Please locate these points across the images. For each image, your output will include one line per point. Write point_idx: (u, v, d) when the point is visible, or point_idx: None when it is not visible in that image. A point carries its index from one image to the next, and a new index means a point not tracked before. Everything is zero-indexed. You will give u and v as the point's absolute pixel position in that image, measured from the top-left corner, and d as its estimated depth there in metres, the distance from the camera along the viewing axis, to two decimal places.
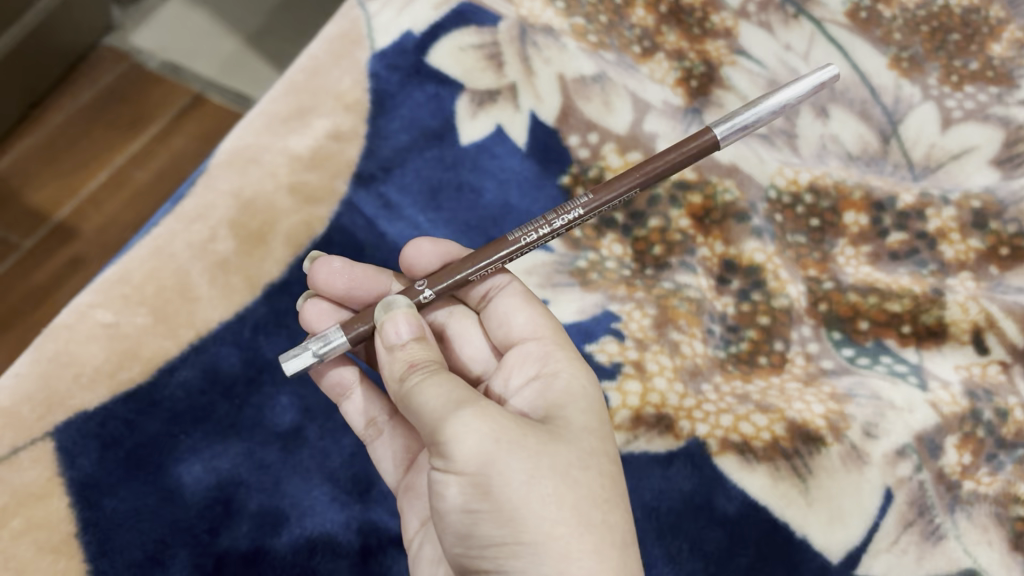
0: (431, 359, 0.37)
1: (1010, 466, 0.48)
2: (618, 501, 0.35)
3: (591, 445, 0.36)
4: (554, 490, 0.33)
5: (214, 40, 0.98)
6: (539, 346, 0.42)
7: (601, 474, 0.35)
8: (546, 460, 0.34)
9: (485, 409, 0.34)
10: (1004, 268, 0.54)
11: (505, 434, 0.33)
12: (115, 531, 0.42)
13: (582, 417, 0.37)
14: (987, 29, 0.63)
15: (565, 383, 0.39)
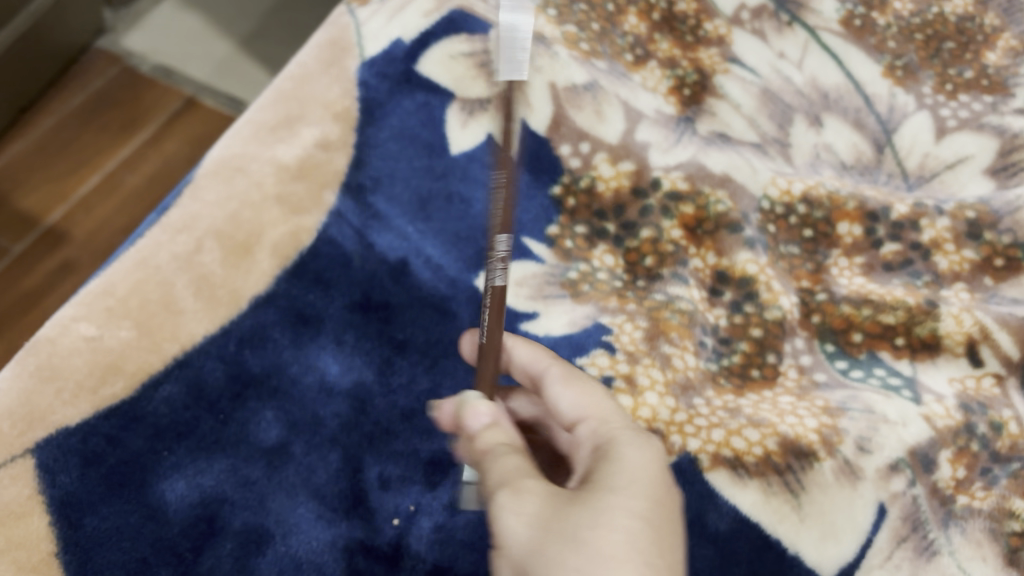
0: (503, 443, 0.33)
1: (1005, 480, 0.48)
2: (655, 568, 0.28)
3: (626, 506, 0.30)
4: (566, 564, 0.28)
5: (208, 44, 1.00)
6: (590, 428, 0.36)
7: (628, 535, 0.29)
8: (557, 529, 0.29)
9: (529, 486, 0.31)
10: (998, 279, 0.54)
11: (525, 510, 0.30)
12: (97, 551, 0.41)
13: (624, 476, 0.31)
14: (982, 38, 0.64)
15: (612, 448, 0.33)
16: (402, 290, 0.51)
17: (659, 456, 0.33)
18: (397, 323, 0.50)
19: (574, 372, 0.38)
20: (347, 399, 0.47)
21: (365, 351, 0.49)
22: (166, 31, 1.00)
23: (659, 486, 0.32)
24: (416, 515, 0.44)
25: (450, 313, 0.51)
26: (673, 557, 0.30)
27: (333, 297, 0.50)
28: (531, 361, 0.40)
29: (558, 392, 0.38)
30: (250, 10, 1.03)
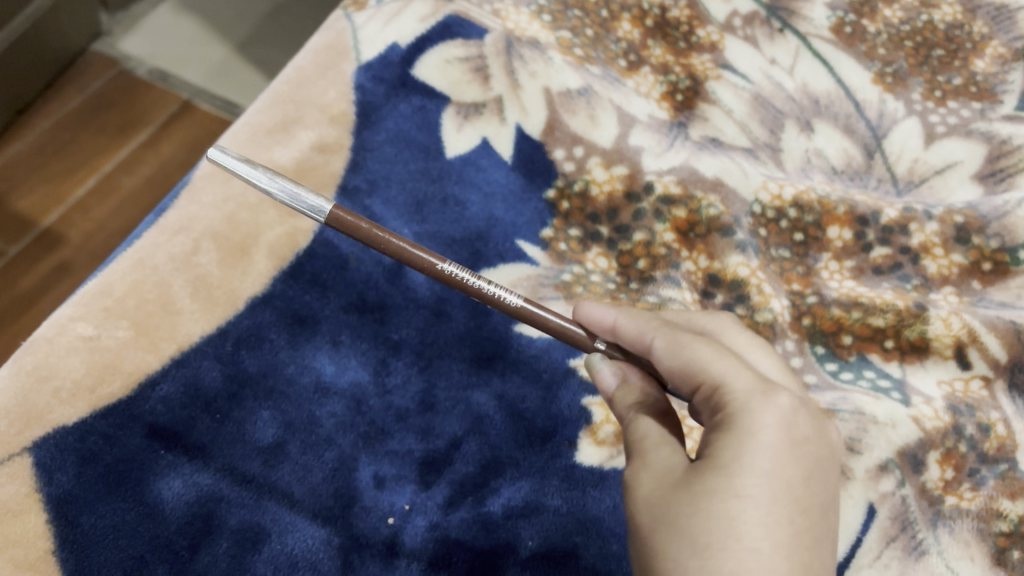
0: (632, 401, 0.37)
1: (992, 481, 0.48)
2: (758, 552, 0.29)
3: (736, 485, 0.30)
4: (669, 548, 0.30)
5: (205, 50, 1.01)
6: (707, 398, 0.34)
7: (728, 521, 0.29)
8: (663, 517, 0.31)
9: (648, 465, 0.33)
10: (986, 283, 0.55)
11: (639, 494, 0.32)
12: (94, 548, 0.41)
13: (737, 449, 0.31)
14: (970, 45, 0.65)
15: (731, 414, 0.32)
16: (398, 291, 0.52)
17: (785, 414, 0.32)
18: (393, 323, 0.51)
19: (677, 336, 0.36)
20: (343, 399, 0.48)
21: (362, 352, 0.49)
22: (162, 34, 1.01)
23: (779, 452, 0.31)
24: (410, 514, 0.45)
25: (444, 314, 0.51)
26: (785, 533, 0.30)
27: (329, 298, 0.51)
28: (637, 334, 0.38)
29: (666, 362, 0.36)
30: (245, 15, 1.05)
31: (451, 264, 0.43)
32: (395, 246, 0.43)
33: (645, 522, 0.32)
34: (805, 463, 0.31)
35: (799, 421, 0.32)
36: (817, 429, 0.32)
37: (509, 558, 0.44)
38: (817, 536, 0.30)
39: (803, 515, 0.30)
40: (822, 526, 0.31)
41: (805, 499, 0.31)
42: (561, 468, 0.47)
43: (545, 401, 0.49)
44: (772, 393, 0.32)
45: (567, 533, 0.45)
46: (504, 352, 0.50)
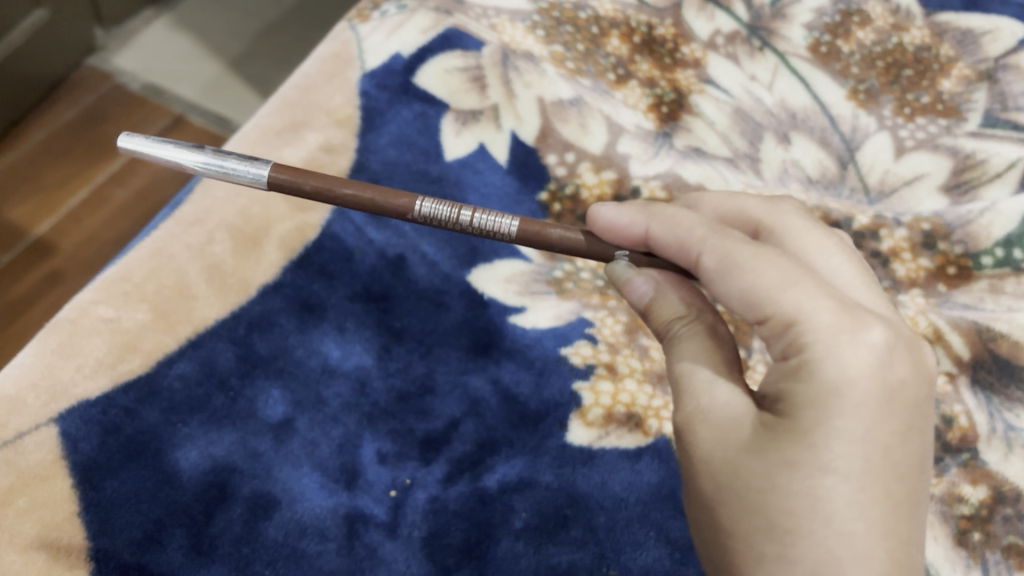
0: (668, 314, 0.39)
1: (955, 469, 0.51)
2: (850, 536, 0.31)
3: (823, 458, 0.31)
4: (742, 521, 0.33)
5: (199, 68, 1.11)
6: (772, 330, 0.34)
7: (816, 501, 0.31)
8: (731, 485, 0.33)
9: (714, 423, 0.34)
10: (951, 286, 0.59)
11: (700, 450, 0.34)
12: (116, 511, 0.44)
13: (819, 412, 0.32)
14: (937, 66, 0.68)
15: (812, 364, 0.32)
16: (400, 282, 0.55)
17: (875, 360, 0.32)
18: (395, 313, 0.54)
19: (727, 253, 0.35)
20: (348, 381, 0.51)
21: (365, 338, 0.52)
22: (155, 53, 1.11)
23: (871, 413, 0.32)
24: (411, 487, 0.48)
25: (443, 305, 0.54)
26: (879, 509, 0.31)
27: (335, 288, 0.54)
28: (681, 250, 0.38)
29: (718, 285, 0.35)
30: (236, 33, 1.16)
31: (427, 201, 0.44)
32: (355, 199, 0.44)
33: (711, 483, 0.34)
34: (899, 416, 0.32)
35: (889, 361, 0.32)
36: (909, 365, 0.33)
37: (501, 529, 0.46)
38: (909, 496, 0.32)
39: (896, 482, 0.32)
40: (915, 479, 0.32)
41: (900, 461, 0.32)
42: (553, 447, 0.49)
43: (538, 386, 0.52)
44: (859, 336, 0.32)
45: (558, 506, 0.47)
46: (498, 341, 0.53)
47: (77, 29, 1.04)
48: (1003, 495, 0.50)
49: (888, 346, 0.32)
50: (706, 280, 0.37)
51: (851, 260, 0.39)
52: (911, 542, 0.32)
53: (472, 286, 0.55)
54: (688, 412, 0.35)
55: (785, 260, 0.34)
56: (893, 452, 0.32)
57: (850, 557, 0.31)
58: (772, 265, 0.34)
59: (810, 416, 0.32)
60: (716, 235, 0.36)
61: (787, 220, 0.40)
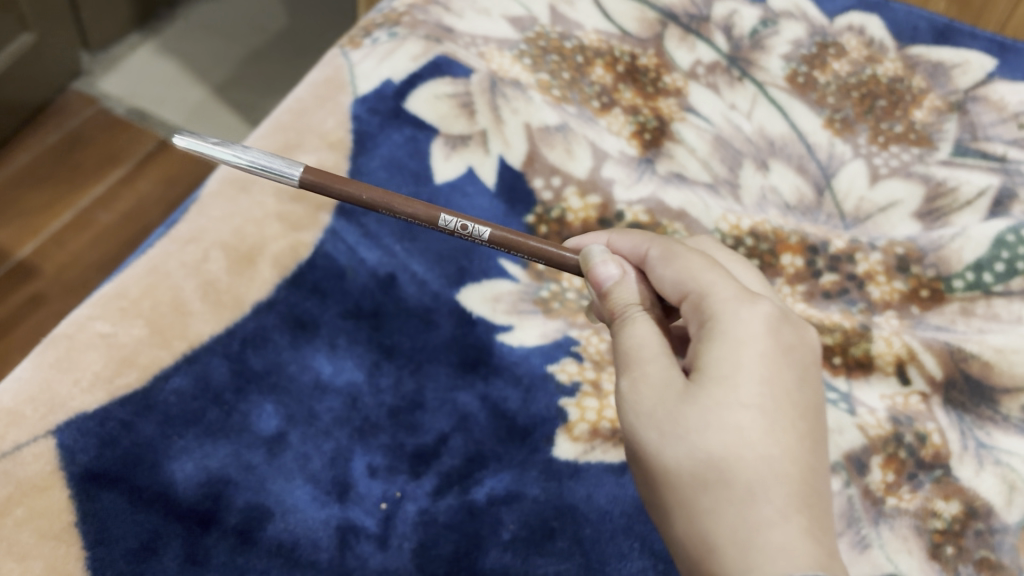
0: (627, 300, 0.42)
1: (929, 485, 0.53)
2: (771, 459, 0.35)
3: (738, 399, 0.36)
4: (682, 459, 0.36)
5: (184, 94, 1.18)
6: (691, 303, 0.41)
7: (740, 432, 0.36)
8: (669, 433, 0.37)
9: (644, 381, 0.38)
10: (924, 308, 0.60)
11: (639, 407, 0.38)
12: (113, 522, 0.45)
13: (734, 361, 0.37)
14: (910, 98, 0.71)
15: (719, 321, 0.39)
16: (391, 300, 0.56)
17: (769, 320, 0.39)
18: (386, 330, 0.55)
19: (669, 246, 0.43)
20: (340, 396, 0.52)
21: (357, 354, 0.54)
22: (136, 81, 1.17)
23: (769, 361, 0.38)
24: (401, 500, 0.49)
25: (432, 323, 0.56)
26: (790, 438, 0.36)
27: (328, 305, 0.55)
28: (635, 249, 0.46)
29: (658, 269, 0.43)
30: (218, 66, 1.23)
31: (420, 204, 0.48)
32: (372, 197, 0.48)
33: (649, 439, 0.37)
34: (794, 369, 0.38)
35: (780, 326, 0.39)
36: (797, 332, 0.40)
37: (490, 541, 0.47)
38: (813, 432, 0.37)
39: (800, 420, 0.37)
40: (814, 422, 0.38)
41: (800, 405, 0.38)
42: (541, 461, 0.51)
43: (525, 401, 0.53)
44: (757, 302, 0.40)
45: (545, 518, 0.48)
46: (486, 358, 0.55)
47: (64, 56, 1.10)
48: (975, 510, 0.52)
49: (778, 315, 0.40)
50: (650, 270, 0.44)
51: (753, 274, 0.47)
52: (821, 470, 0.37)
53: (461, 305, 0.57)
54: (627, 386, 0.39)
55: (705, 255, 0.43)
56: (792, 397, 0.38)
57: (775, 477, 0.35)
58: (697, 257, 0.42)
59: (724, 364, 0.37)
60: (663, 237, 0.45)
61: (706, 244, 0.50)
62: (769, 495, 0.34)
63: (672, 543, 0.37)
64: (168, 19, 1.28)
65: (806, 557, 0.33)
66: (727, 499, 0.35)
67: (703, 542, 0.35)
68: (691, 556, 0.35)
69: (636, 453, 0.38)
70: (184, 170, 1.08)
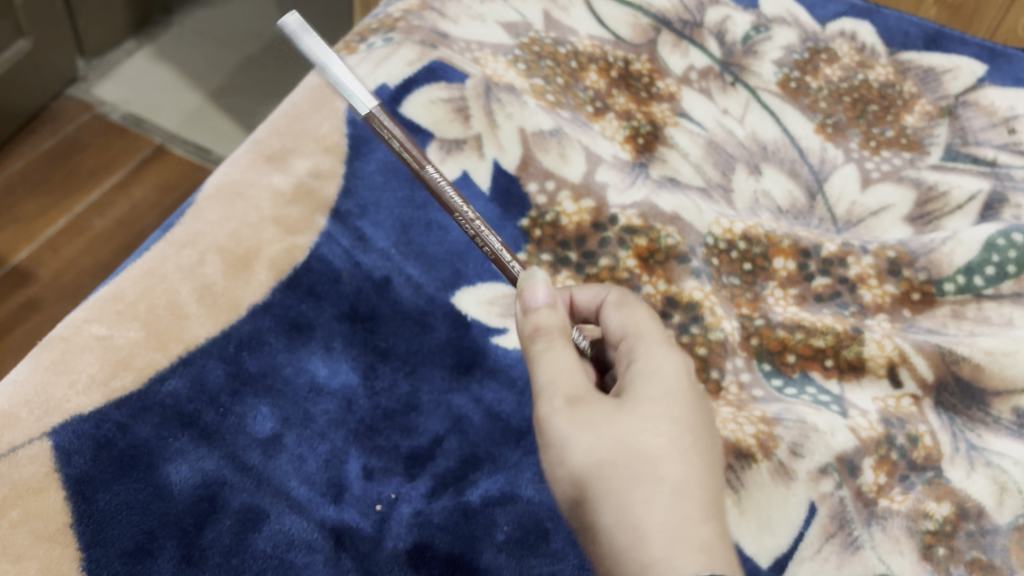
0: (555, 327, 0.41)
1: (921, 486, 0.53)
2: (688, 466, 0.37)
3: (654, 406, 0.38)
4: (616, 455, 0.37)
5: (178, 99, 1.18)
6: (628, 345, 0.42)
7: (667, 439, 0.37)
8: (608, 436, 0.37)
9: (581, 403, 0.39)
10: (915, 311, 0.61)
11: (578, 416, 0.38)
12: (108, 523, 0.45)
13: (663, 382, 0.40)
14: (901, 102, 0.73)
15: (647, 355, 0.41)
16: (386, 303, 0.57)
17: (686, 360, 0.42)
18: (381, 333, 0.55)
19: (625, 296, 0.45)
20: (335, 398, 0.52)
21: (351, 357, 0.54)
22: (131, 88, 1.18)
23: (688, 391, 0.40)
24: (396, 502, 0.49)
25: (427, 325, 0.56)
26: (704, 456, 0.38)
27: (323, 308, 0.56)
28: (590, 294, 0.47)
29: (609, 311, 0.45)
30: (213, 72, 1.24)
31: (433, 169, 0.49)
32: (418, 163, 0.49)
33: (582, 440, 0.38)
34: (706, 405, 0.41)
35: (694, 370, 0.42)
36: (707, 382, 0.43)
37: (485, 542, 0.47)
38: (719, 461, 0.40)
39: (713, 448, 0.39)
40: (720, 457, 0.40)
41: (711, 436, 0.40)
42: (534, 463, 0.51)
43: (520, 404, 0.53)
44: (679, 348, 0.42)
45: (540, 519, 0.49)
46: (481, 361, 0.55)
47: (58, 63, 1.11)
48: (966, 511, 0.52)
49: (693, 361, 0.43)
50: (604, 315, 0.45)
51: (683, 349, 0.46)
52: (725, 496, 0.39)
53: (456, 308, 0.57)
54: (561, 401, 0.39)
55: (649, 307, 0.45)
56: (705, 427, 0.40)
57: (694, 482, 0.37)
58: (640, 311, 0.44)
59: (643, 382, 0.40)
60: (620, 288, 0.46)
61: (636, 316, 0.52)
62: (688, 495, 0.36)
63: (595, 542, 0.37)
64: (164, 25, 1.29)
65: (721, 560, 0.35)
66: (654, 494, 0.36)
67: (632, 531, 0.36)
68: (613, 549, 0.36)
69: (571, 460, 0.38)
70: (179, 176, 1.09)
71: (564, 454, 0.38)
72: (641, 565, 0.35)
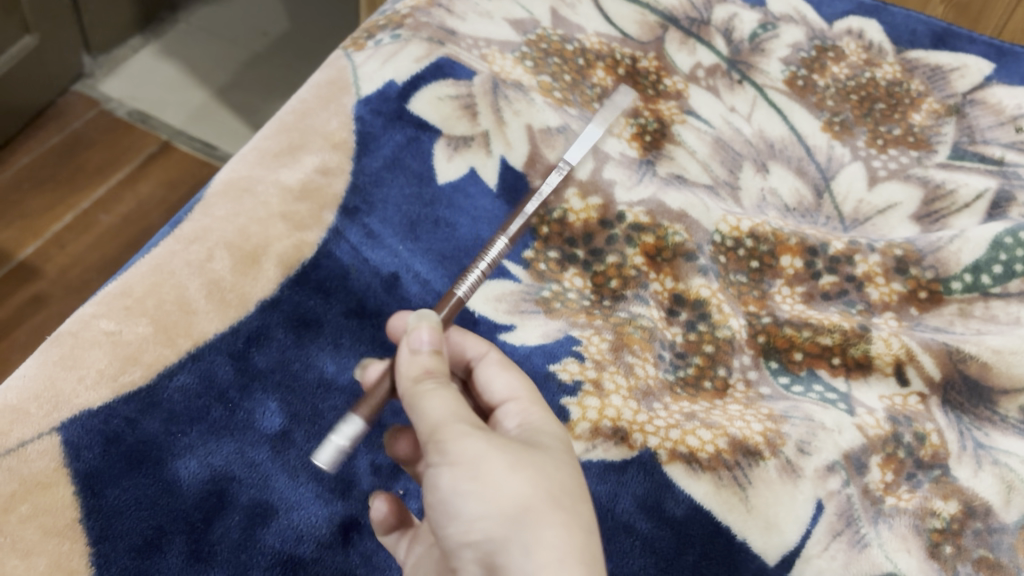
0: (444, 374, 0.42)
1: (927, 484, 0.53)
2: (586, 509, 0.39)
3: (559, 453, 0.40)
4: (532, 480, 0.37)
5: (185, 96, 1.18)
6: (516, 404, 0.44)
7: (570, 480, 0.39)
8: (524, 464, 0.38)
9: (484, 432, 0.39)
10: (922, 309, 0.61)
11: (492, 441, 0.38)
12: (117, 518, 0.45)
13: (547, 435, 0.41)
14: (908, 101, 0.73)
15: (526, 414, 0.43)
16: (395, 300, 0.58)
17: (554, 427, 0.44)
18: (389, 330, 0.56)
19: (500, 358, 0.47)
20: (344, 394, 0.52)
21: (360, 354, 0.54)
22: (137, 85, 1.18)
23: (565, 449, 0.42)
24: (405, 498, 0.50)
25: None
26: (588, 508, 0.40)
27: (332, 303, 0.56)
28: (468, 345, 0.48)
29: (487, 370, 0.47)
30: (218, 70, 1.24)
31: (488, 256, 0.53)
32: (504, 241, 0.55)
33: (500, 461, 0.37)
34: None
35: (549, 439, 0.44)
36: None
37: None
38: None
39: None
40: None
41: None
42: None
43: None
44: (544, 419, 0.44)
45: None
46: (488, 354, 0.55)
47: (64, 60, 1.11)
48: (973, 510, 0.52)
49: None
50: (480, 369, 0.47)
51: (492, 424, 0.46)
52: None
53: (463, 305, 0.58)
54: (468, 427, 0.38)
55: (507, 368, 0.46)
56: None
57: (590, 521, 0.39)
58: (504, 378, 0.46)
59: (543, 438, 0.41)
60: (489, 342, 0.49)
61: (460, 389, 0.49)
62: (589, 533, 0.38)
63: (498, 564, 0.36)
64: (170, 22, 1.29)
65: None
66: (567, 521, 0.37)
67: (553, 554, 0.36)
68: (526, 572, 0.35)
69: (487, 478, 0.37)
70: (185, 173, 1.09)
71: (479, 472, 0.37)
72: None
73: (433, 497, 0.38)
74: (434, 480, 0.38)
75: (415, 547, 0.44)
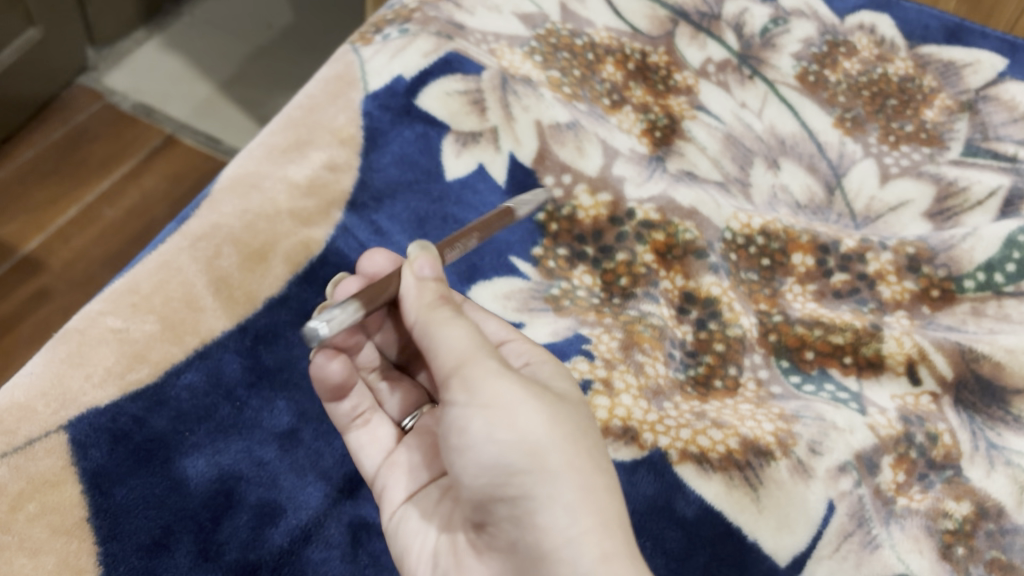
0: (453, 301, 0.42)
1: (940, 485, 0.52)
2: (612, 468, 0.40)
3: (581, 403, 0.41)
4: (567, 437, 0.38)
5: (190, 89, 1.18)
6: (516, 345, 0.45)
7: (596, 434, 0.40)
8: (559, 420, 0.38)
9: (513, 375, 0.39)
10: (935, 308, 0.60)
11: (524, 389, 0.38)
12: (126, 517, 0.44)
13: (561, 383, 0.42)
14: (921, 97, 0.72)
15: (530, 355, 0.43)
16: None
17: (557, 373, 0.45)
18: None
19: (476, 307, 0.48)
20: None
21: None
22: (140, 77, 1.17)
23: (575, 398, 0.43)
24: None
25: None
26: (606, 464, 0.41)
27: None
28: None
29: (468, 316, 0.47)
30: (223, 63, 1.23)
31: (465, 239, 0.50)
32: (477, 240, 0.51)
33: (536, 410, 0.38)
34: None
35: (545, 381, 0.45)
36: None
37: None
38: None
39: None
40: None
41: None
42: None
43: None
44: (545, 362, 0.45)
45: None
46: None
47: (69, 52, 1.11)
48: (985, 510, 0.51)
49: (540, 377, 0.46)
50: None
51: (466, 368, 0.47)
52: None
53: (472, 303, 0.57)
54: (498, 365, 0.39)
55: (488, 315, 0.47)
56: None
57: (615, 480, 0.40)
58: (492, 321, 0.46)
59: (555, 383, 0.42)
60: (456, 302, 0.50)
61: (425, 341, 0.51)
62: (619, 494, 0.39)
63: (538, 525, 0.37)
64: (174, 14, 1.28)
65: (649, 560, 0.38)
66: (603, 482, 0.38)
67: (598, 517, 0.37)
68: (570, 535, 0.36)
69: (524, 431, 0.37)
70: (190, 167, 1.09)
71: (517, 422, 0.37)
72: (603, 555, 0.36)
73: (457, 441, 0.38)
74: (461, 424, 0.38)
75: (404, 481, 0.45)
